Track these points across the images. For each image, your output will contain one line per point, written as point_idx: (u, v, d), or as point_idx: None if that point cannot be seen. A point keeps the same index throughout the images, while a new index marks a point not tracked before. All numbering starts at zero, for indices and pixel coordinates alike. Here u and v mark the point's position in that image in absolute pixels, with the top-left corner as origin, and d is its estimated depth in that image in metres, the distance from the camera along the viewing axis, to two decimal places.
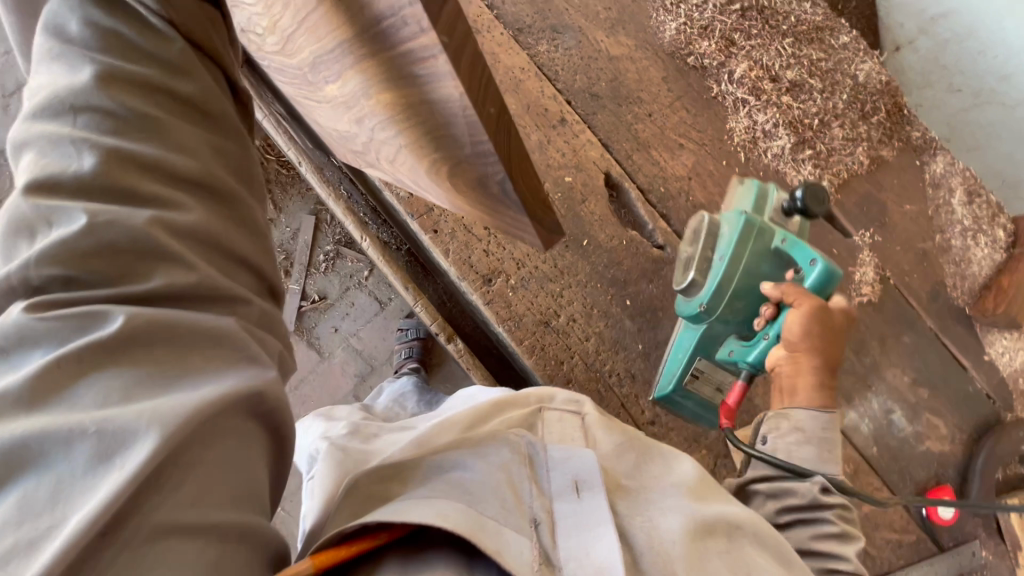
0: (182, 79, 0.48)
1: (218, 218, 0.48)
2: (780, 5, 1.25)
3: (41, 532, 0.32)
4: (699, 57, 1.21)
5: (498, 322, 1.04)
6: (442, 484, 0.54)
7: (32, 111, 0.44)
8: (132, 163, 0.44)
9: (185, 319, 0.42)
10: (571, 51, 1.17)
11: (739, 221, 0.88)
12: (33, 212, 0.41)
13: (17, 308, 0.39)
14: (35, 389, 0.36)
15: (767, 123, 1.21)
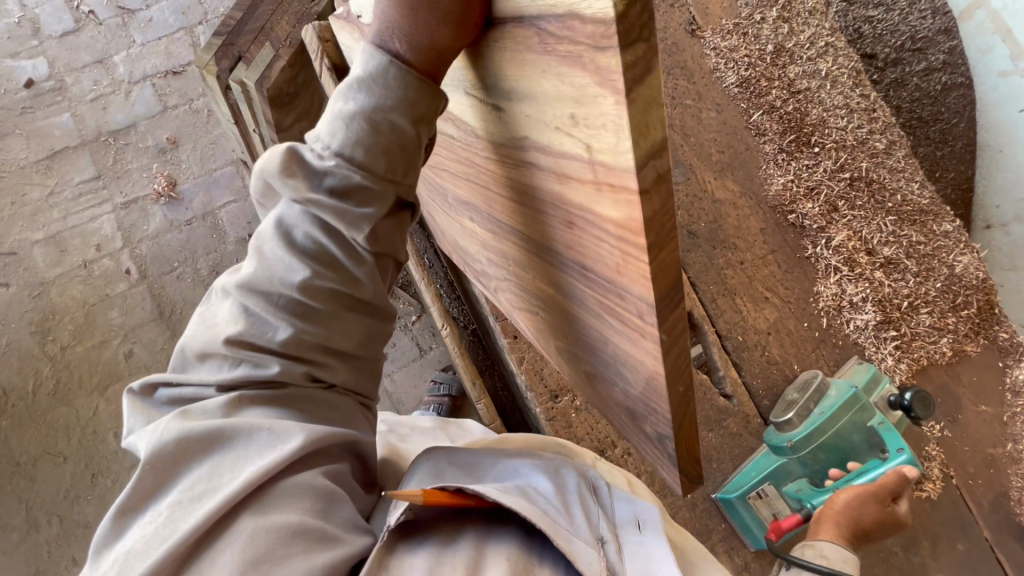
0: (363, 286, 0.56)
1: (354, 376, 0.59)
2: (889, 181, 1.27)
3: (215, 483, 0.47)
4: (801, 216, 1.23)
5: (555, 440, 1.04)
6: (521, 486, 0.61)
7: (247, 282, 0.54)
8: (312, 345, 0.55)
9: (322, 411, 0.56)
10: (678, 186, 1.20)
11: (848, 392, 1.02)
12: (232, 356, 0.53)
13: (208, 388, 0.53)
14: (224, 407, 0.52)
15: (856, 295, 1.21)
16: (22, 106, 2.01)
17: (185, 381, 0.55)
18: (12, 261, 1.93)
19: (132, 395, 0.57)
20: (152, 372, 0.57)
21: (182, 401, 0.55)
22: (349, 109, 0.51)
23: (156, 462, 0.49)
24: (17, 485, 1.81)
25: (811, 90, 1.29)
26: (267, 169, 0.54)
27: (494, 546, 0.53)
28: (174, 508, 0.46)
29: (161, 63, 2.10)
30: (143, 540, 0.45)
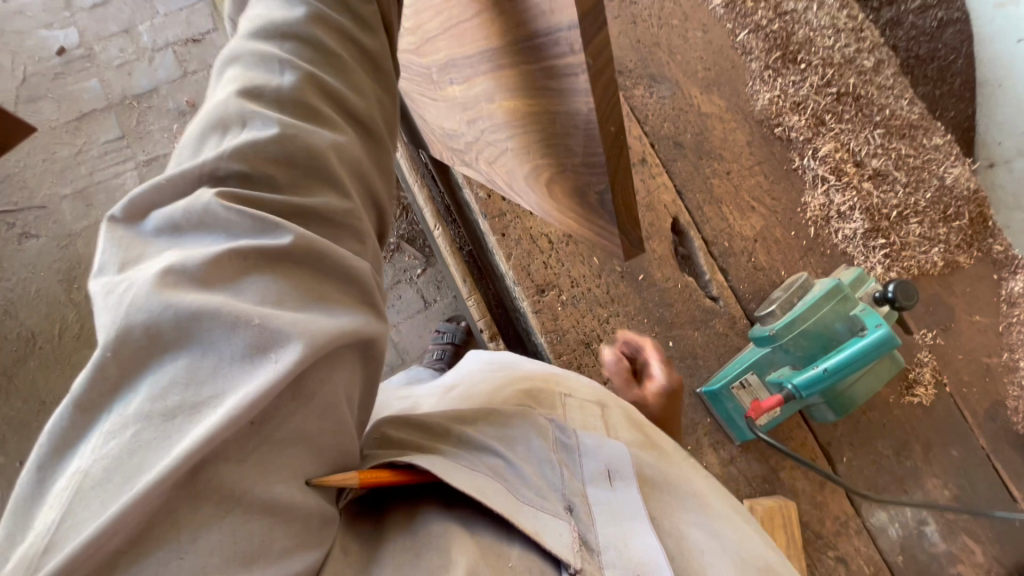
0: (369, 35, 0.54)
1: (367, 156, 0.52)
2: (877, 97, 1.29)
3: (200, 400, 0.37)
4: (787, 129, 1.25)
5: (541, 332, 1.08)
6: (479, 459, 0.57)
7: (256, 29, 0.49)
8: (321, 89, 0.49)
9: (332, 250, 0.45)
10: (665, 101, 1.24)
11: (829, 283, 1.03)
12: (234, 112, 0.45)
13: (203, 192, 0.43)
14: (208, 276, 0.40)
15: (843, 205, 1.22)
16: (54, 73, 2.15)
17: (184, 175, 0.44)
18: (42, 215, 2.05)
19: (108, 223, 0.44)
20: (135, 190, 0.44)
21: (172, 230, 0.43)
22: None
23: (120, 357, 0.37)
24: (44, 423, 1.90)
25: (797, 11, 1.32)
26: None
27: (453, 530, 0.51)
28: (137, 423, 0.36)
29: (181, 32, 2.22)
30: (99, 471, 0.35)
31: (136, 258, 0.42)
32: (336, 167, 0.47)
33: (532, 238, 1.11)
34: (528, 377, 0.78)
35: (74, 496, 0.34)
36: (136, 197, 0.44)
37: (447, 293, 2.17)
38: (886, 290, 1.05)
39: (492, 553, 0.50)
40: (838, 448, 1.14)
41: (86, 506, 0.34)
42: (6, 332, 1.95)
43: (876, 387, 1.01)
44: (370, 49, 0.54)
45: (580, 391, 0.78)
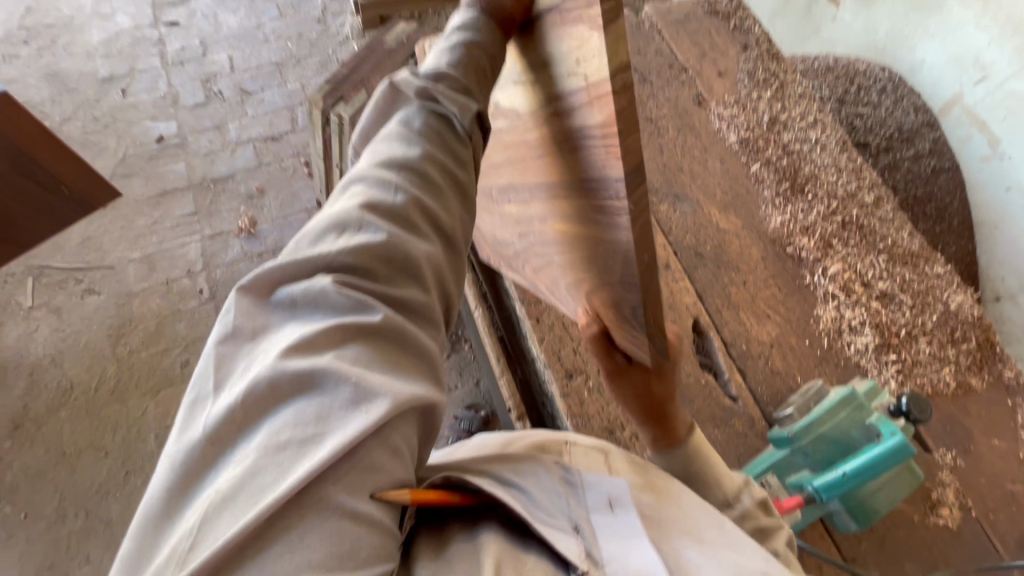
0: (462, 168, 0.69)
1: (448, 262, 0.65)
2: (879, 228, 1.43)
3: (309, 437, 0.48)
4: (798, 249, 1.39)
5: (568, 415, 1.13)
6: (499, 485, 0.64)
7: (377, 160, 0.65)
8: (421, 209, 0.63)
9: (412, 334, 0.58)
10: (687, 216, 1.40)
11: (845, 390, 1.09)
12: (353, 220, 0.60)
13: (320, 279, 0.56)
14: (318, 343, 0.52)
15: (854, 320, 1.31)
16: (149, 156, 2.47)
17: (303, 262, 0.58)
18: (108, 274, 2.24)
19: (238, 292, 0.56)
20: (262, 268, 0.58)
21: (293, 305, 0.56)
22: (450, 43, 0.72)
23: (248, 402, 0.49)
24: (57, 474, 1.91)
25: (803, 152, 1.52)
26: (398, 77, 0.73)
27: (481, 540, 0.58)
28: (258, 454, 0.46)
29: (264, 131, 2.57)
30: (228, 489, 0.45)
31: (262, 328, 0.55)
32: (424, 275, 0.61)
33: (564, 326, 1.21)
34: (541, 433, 0.82)
35: (212, 508, 0.44)
36: (263, 274, 0.57)
37: (468, 379, 2.23)
38: (899, 402, 1.11)
39: (513, 558, 0.57)
40: (864, 565, 1.11)
41: (218, 514, 0.44)
42: (47, 380, 2.04)
43: (898, 499, 1.04)
44: (462, 179, 0.69)
45: (583, 441, 0.82)
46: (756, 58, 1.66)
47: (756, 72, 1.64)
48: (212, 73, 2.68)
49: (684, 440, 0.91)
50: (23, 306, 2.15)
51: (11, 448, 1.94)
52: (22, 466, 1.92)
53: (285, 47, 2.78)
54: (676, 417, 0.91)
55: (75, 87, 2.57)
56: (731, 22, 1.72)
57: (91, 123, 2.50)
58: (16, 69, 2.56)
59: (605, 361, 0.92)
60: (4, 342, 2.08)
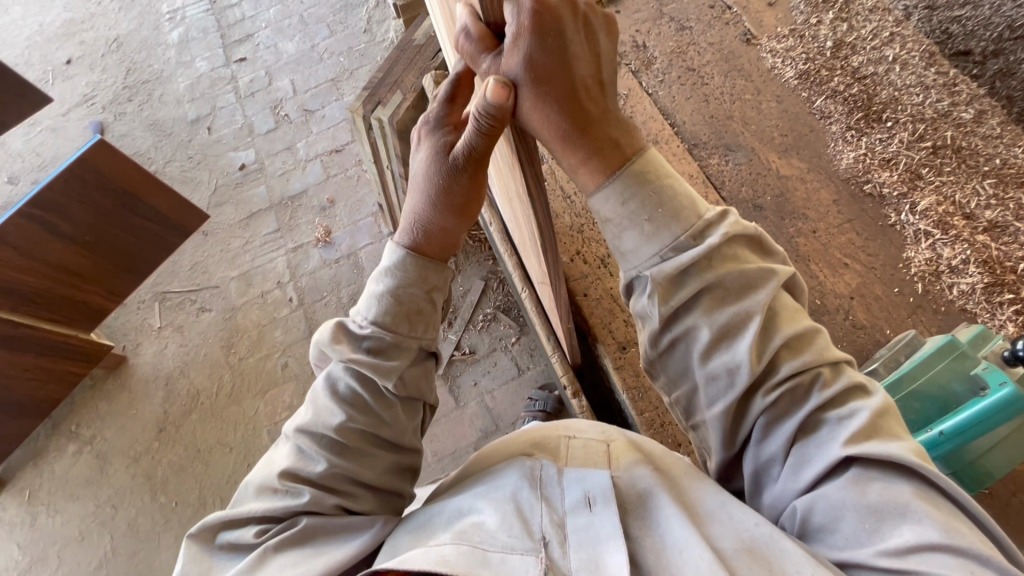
0: (386, 427, 0.74)
1: (376, 501, 0.74)
2: (982, 148, 1.23)
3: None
4: (878, 186, 1.23)
5: (623, 388, 1.11)
6: (455, 531, 0.60)
7: (303, 425, 0.73)
8: (342, 475, 0.71)
9: (339, 530, 0.67)
10: (741, 167, 1.30)
11: (941, 338, 0.95)
12: (278, 487, 0.69)
13: (248, 532, 0.68)
14: (249, 563, 0.64)
15: (954, 258, 1.14)
16: (235, 183, 2.74)
17: (235, 519, 0.69)
18: (216, 292, 2.53)
19: (192, 540, 0.71)
20: (206, 519, 0.70)
21: (231, 549, 0.68)
22: (379, 290, 0.75)
23: None
24: (196, 468, 2.23)
25: (878, 73, 1.34)
26: (322, 341, 0.76)
27: None
28: None
29: (328, 145, 2.75)
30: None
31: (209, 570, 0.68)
32: (341, 524, 0.67)
33: (613, 297, 1.18)
34: (537, 429, 0.80)
35: None
36: (205, 525, 0.70)
37: (539, 360, 2.26)
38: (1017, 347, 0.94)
39: None
40: None
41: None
42: (179, 389, 2.37)
43: (1020, 457, 0.89)
44: (389, 435, 0.75)
45: (591, 434, 0.78)
46: None
47: None
48: (278, 99, 2.90)
49: (621, 168, 0.67)
50: (154, 327, 2.49)
51: (158, 448, 2.27)
52: (168, 464, 2.24)
53: (339, 62, 2.94)
54: (608, 131, 0.67)
55: (171, 131, 2.91)
56: None
57: (186, 161, 2.82)
58: (125, 124, 2.94)
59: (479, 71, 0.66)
60: (143, 359, 2.43)
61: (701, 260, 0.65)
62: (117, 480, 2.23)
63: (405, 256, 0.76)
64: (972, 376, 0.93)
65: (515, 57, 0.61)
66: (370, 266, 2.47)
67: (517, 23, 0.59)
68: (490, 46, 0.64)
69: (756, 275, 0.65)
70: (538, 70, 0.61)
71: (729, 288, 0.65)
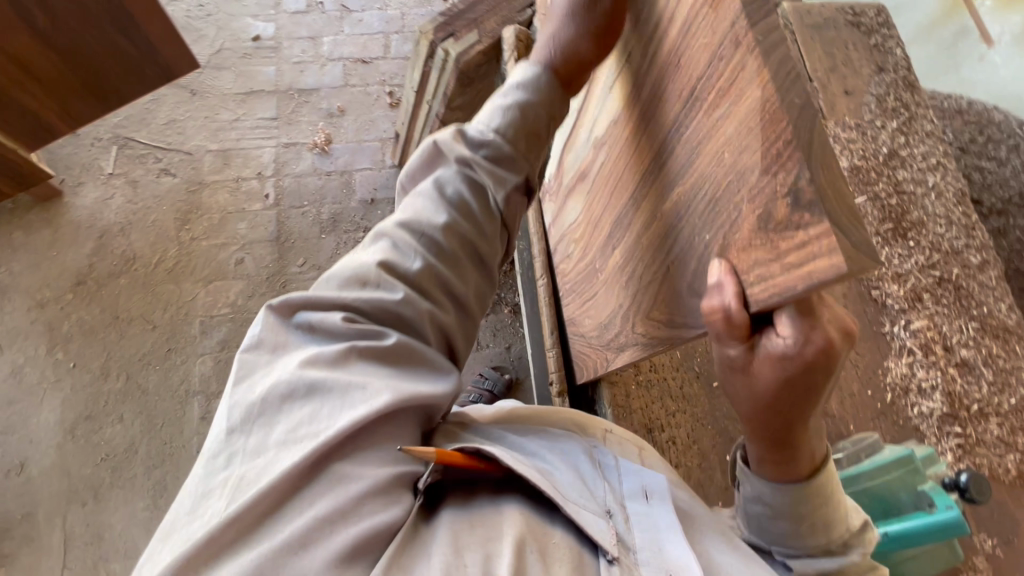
0: (485, 240, 0.76)
1: (456, 321, 0.75)
2: (977, 293, 1.34)
3: (311, 430, 0.59)
4: (885, 295, 1.31)
5: (610, 404, 1.12)
6: (536, 463, 0.71)
7: (404, 221, 0.73)
8: (436, 278, 0.72)
9: (422, 357, 0.70)
10: None
11: (902, 450, 1.03)
12: (373, 277, 0.69)
13: (333, 317, 0.67)
14: (333, 357, 0.64)
15: (925, 381, 1.25)
16: (243, 52, 2.49)
17: (321, 301, 0.68)
18: (185, 159, 2.30)
19: (268, 313, 0.68)
20: (288, 296, 0.69)
21: (309, 330, 0.67)
22: (505, 102, 0.76)
23: (270, 402, 0.61)
24: (107, 335, 2.03)
25: (914, 194, 1.42)
26: (443, 141, 0.77)
27: (507, 512, 0.64)
28: (280, 443, 0.58)
29: (356, 52, 2.55)
30: (250, 472, 0.56)
31: (278, 348, 0.66)
32: (428, 333, 0.71)
33: None
34: (575, 412, 0.90)
35: (236, 489, 0.55)
36: (286, 304, 0.68)
37: (501, 342, 2.25)
38: (960, 477, 1.04)
39: (537, 531, 0.63)
40: None
41: (242, 493, 0.55)
42: (113, 246, 2.14)
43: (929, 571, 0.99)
44: (483, 252, 0.76)
45: (615, 429, 0.90)
46: (890, 83, 1.53)
47: (886, 99, 1.52)
48: None
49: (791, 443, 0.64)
50: (104, 171, 2.23)
51: (72, 301, 2.05)
52: (77, 320, 2.03)
53: None
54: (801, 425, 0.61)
55: None
56: (873, 38, 1.58)
57: (195, 9, 2.53)
58: None
59: (717, 346, 0.57)
60: (81, 202, 2.17)
61: (804, 491, 0.69)
62: (13, 319, 2.00)
63: (541, 75, 0.75)
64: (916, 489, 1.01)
65: (773, 369, 0.53)
66: (360, 191, 2.33)
67: (800, 349, 0.50)
68: (744, 335, 0.53)
69: (835, 509, 0.72)
70: (789, 386, 0.54)
71: (811, 518, 0.71)
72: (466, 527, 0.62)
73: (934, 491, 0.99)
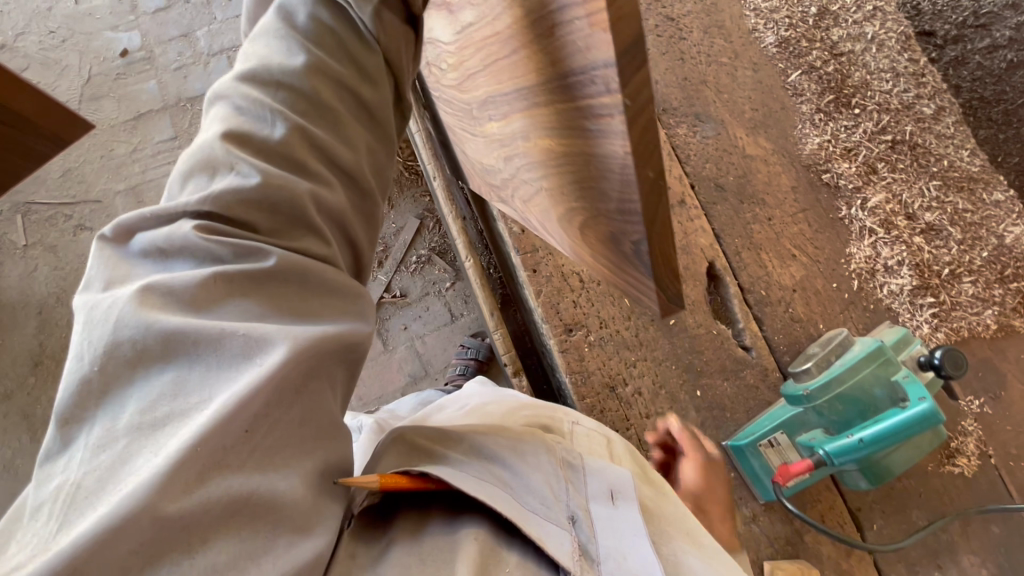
0: (368, 85, 0.56)
1: (352, 206, 0.56)
2: (934, 147, 1.23)
3: (178, 410, 0.43)
4: (835, 176, 1.21)
5: (566, 371, 1.07)
6: (488, 468, 0.64)
7: (246, 72, 0.52)
8: (309, 142, 0.52)
9: (318, 272, 0.52)
10: (709, 141, 1.21)
11: (873, 344, 0.97)
12: (223, 159, 0.49)
13: (183, 225, 0.48)
14: (196, 295, 0.46)
15: (891, 259, 1.17)
16: (116, 73, 2.24)
17: (166, 212, 0.49)
18: (96, 208, 2.14)
19: (100, 244, 0.50)
20: (125, 215, 0.50)
21: (156, 255, 0.49)
22: None
23: (109, 370, 0.43)
24: None
25: (854, 52, 1.27)
26: None
27: (460, 536, 0.58)
28: (129, 433, 0.42)
29: (236, 39, 2.29)
30: (96, 478, 0.40)
31: (121, 280, 0.47)
32: (320, 227, 0.52)
33: (564, 276, 1.10)
34: (537, 411, 0.87)
35: (70, 502, 0.40)
36: (127, 223, 0.50)
37: (474, 307, 2.17)
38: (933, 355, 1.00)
39: (491, 558, 0.57)
40: (870, 516, 1.09)
41: (84, 511, 0.39)
42: (55, 319, 2.04)
43: (915, 458, 0.95)
44: (366, 99, 0.56)
45: (584, 423, 0.86)
46: None
47: None
48: None
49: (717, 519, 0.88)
50: (18, 245, 2.09)
51: (36, 384, 1.99)
52: (49, 403, 1.98)
53: None
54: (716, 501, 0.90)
55: None
56: None
57: (47, 37, 2.26)
58: None
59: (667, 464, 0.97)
60: (7, 282, 2.06)
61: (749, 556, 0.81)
62: None
63: None
64: (887, 382, 0.96)
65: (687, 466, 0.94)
66: None
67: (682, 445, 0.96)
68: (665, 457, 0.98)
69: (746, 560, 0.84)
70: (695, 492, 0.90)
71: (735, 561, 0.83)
72: (414, 566, 0.55)
73: (906, 380, 0.94)
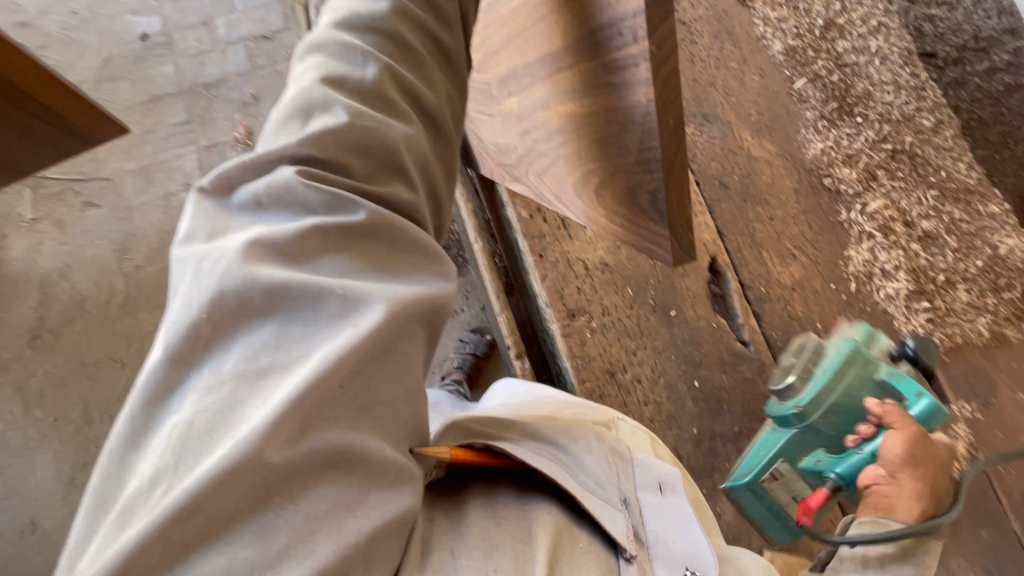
0: (449, 32, 0.57)
1: (433, 153, 0.55)
2: (933, 158, 1.27)
3: (285, 363, 0.42)
4: (837, 181, 1.25)
5: (567, 356, 1.08)
6: (550, 450, 0.66)
7: (336, 21, 0.53)
8: (398, 85, 0.52)
9: (408, 230, 0.50)
10: (715, 141, 1.25)
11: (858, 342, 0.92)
12: (318, 99, 0.48)
13: (284, 170, 0.46)
14: (297, 245, 0.45)
15: (889, 264, 1.20)
16: (134, 56, 2.28)
17: (263, 161, 0.47)
18: (106, 186, 2.16)
19: (198, 194, 0.48)
20: (223, 165, 0.47)
21: (252, 207, 0.47)
22: None
23: (214, 318, 0.41)
24: (79, 384, 1.97)
25: (858, 64, 1.31)
26: None
27: (531, 511, 0.61)
28: (234, 383, 0.40)
29: (254, 29, 2.33)
30: (203, 427, 0.38)
31: (223, 231, 0.46)
32: (411, 170, 0.51)
33: (569, 263, 1.13)
34: (589, 409, 0.88)
35: (175, 450, 0.37)
36: (224, 173, 0.47)
37: (474, 303, 2.18)
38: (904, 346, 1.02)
39: (559, 528, 0.60)
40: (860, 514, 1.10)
41: (196, 457, 0.38)
42: (57, 292, 2.04)
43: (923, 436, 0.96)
44: (446, 46, 0.57)
45: (627, 425, 0.90)
46: None
47: None
48: None
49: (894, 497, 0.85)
50: (25, 217, 2.11)
51: (32, 356, 1.98)
52: (45, 375, 1.97)
53: None
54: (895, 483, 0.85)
55: None
56: None
57: (68, 17, 2.30)
58: None
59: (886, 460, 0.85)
60: (10, 254, 2.06)
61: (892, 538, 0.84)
62: None
63: None
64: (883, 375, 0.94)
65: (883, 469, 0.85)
66: None
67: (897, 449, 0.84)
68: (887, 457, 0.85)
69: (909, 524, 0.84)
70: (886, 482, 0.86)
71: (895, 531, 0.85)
72: (492, 529, 0.58)
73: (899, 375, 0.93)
